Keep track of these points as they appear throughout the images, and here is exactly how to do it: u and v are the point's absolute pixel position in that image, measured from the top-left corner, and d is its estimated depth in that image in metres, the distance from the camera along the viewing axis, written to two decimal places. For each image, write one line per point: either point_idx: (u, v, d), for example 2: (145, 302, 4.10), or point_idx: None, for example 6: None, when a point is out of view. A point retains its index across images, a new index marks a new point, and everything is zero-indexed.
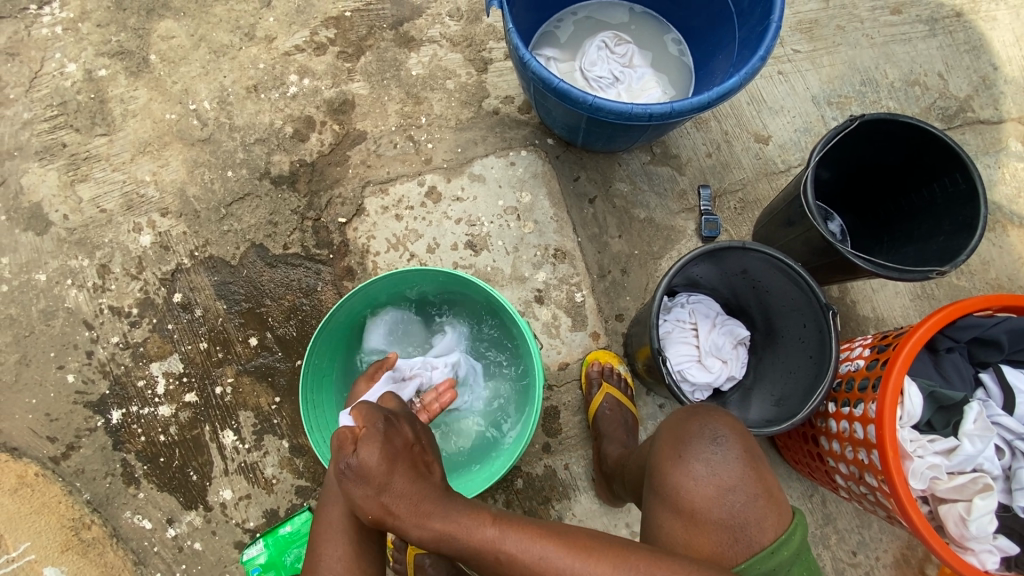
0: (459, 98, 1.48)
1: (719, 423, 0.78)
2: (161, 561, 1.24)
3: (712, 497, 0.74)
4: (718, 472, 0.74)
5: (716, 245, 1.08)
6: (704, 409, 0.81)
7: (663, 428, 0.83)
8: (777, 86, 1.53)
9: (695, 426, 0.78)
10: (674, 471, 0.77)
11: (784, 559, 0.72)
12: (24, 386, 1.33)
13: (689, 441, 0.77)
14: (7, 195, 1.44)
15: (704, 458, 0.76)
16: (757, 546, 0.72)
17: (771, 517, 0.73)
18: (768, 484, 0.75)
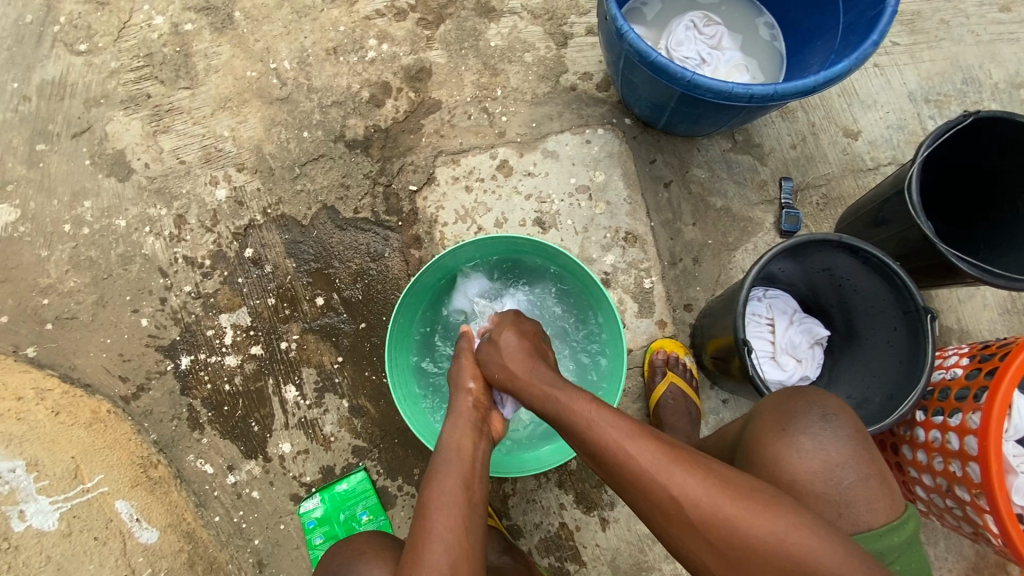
0: (537, 72, 1.45)
1: (827, 403, 0.78)
2: (220, 506, 1.27)
3: (818, 472, 0.73)
4: (827, 449, 0.74)
5: (809, 237, 1.03)
6: (809, 388, 0.80)
7: (759, 407, 0.82)
8: (872, 79, 1.45)
9: (801, 404, 0.78)
10: (776, 442, 0.76)
11: (893, 544, 0.71)
12: (99, 326, 1.37)
13: (795, 417, 0.77)
14: (91, 140, 1.47)
15: (811, 433, 0.75)
16: (866, 524, 0.71)
17: (880, 501, 0.72)
18: (878, 466, 0.74)
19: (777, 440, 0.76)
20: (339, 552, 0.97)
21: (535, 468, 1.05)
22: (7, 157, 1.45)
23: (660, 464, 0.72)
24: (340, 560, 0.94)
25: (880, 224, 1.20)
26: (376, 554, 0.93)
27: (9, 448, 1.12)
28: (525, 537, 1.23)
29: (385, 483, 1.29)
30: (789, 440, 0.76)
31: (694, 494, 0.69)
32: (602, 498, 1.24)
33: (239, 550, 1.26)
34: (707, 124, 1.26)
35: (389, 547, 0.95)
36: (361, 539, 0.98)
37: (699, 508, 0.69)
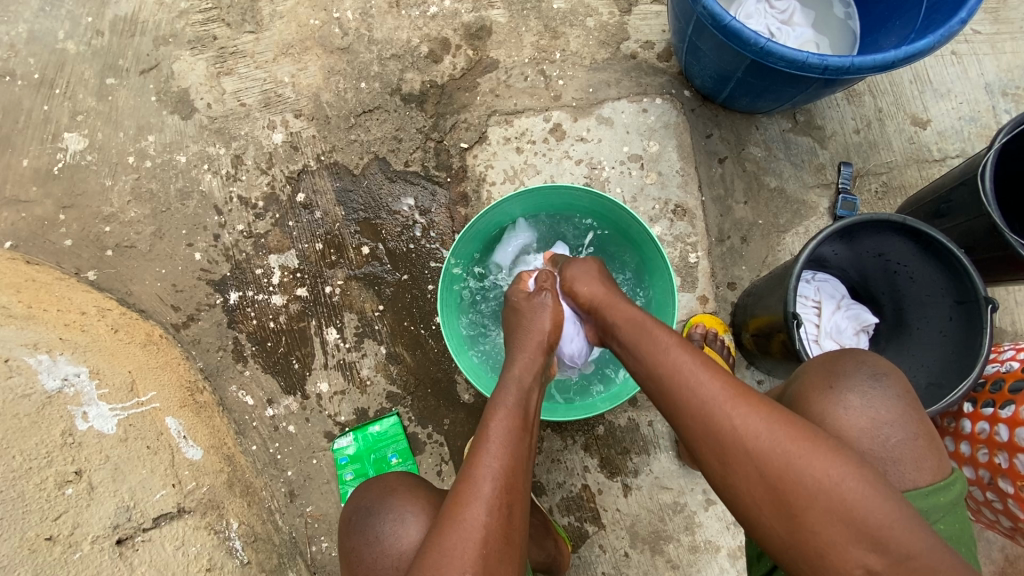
0: (598, 38, 1.43)
1: (872, 362, 0.78)
2: (258, 436, 1.32)
3: (864, 429, 0.73)
4: (875, 406, 0.73)
5: (871, 216, 1.01)
6: (851, 349, 0.80)
7: (804, 366, 0.82)
8: (948, 67, 1.39)
9: (848, 363, 0.77)
10: (824, 398, 0.75)
11: (940, 503, 0.70)
12: (155, 256, 1.41)
13: (842, 375, 0.76)
14: (158, 78, 1.47)
15: (860, 390, 0.74)
16: (912, 483, 0.70)
17: (927, 461, 0.71)
18: (926, 428, 0.73)
19: (824, 397, 0.75)
20: (371, 487, 0.98)
21: (576, 416, 1.05)
22: (78, 89, 1.47)
23: (727, 402, 0.71)
24: (372, 497, 0.96)
25: (939, 217, 1.16)
26: (409, 491, 0.95)
27: (73, 353, 1.04)
28: (547, 495, 1.25)
29: (415, 429, 1.33)
30: (836, 398, 0.75)
31: (766, 436, 0.68)
32: (626, 465, 1.25)
33: (273, 479, 1.31)
34: (771, 99, 1.23)
35: (419, 486, 0.98)
36: (392, 478, 1.00)
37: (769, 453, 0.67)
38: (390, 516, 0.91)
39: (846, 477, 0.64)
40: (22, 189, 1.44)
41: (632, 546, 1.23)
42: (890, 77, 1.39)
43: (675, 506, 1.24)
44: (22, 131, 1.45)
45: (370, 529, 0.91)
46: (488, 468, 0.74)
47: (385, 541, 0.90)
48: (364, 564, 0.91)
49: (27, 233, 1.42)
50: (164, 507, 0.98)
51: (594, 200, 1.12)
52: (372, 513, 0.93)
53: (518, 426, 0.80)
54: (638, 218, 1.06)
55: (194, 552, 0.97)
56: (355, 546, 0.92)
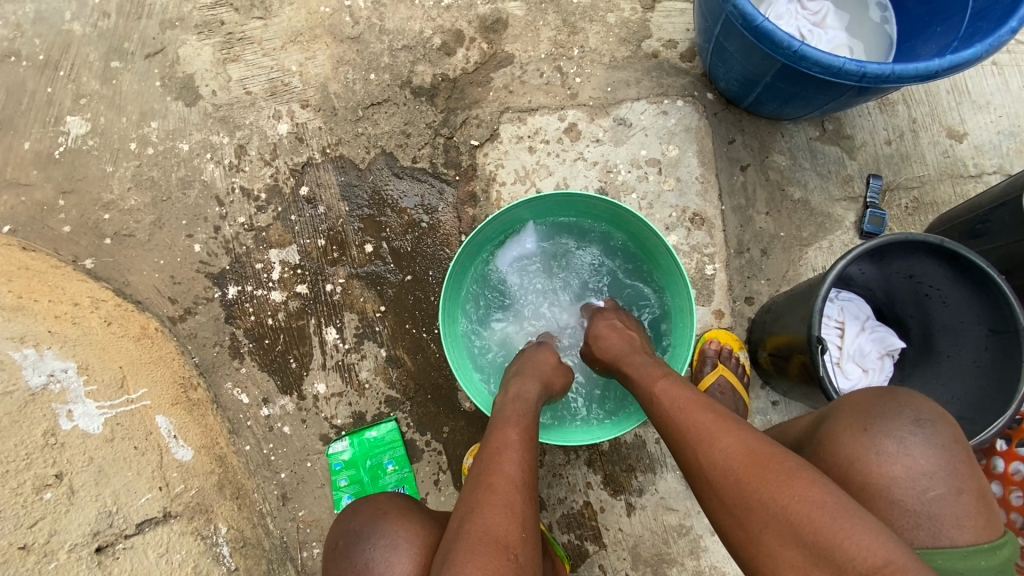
0: (618, 35, 1.36)
1: (917, 405, 0.71)
2: (252, 436, 1.29)
3: (897, 477, 0.66)
4: (913, 454, 0.67)
5: (904, 236, 0.94)
6: (895, 388, 0.73)
7: (841, 401, 0.76)
8: (988, 77, 1.32)
9: (890, 404, 0.71)
10: (853, 440, 0.70)
11: (982, 569, 0.62)
12: (154, 247, 1.37)
13: (880, 417, 0.70)
14: (163, 62, 1.43)
15: (897, 436, 0.68)
16: (946, 540, 0.62)
17: (971, 520, 0.64)
18: (974, 483, 0.66)
19: (854, 438, 0.70)
20: (360, 509, 0.93)
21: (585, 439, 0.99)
22: (82, 72, 1.43)
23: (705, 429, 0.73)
24: (361, 520, 0.91)
25: (975, 238, 1.10)
26: (401, 516, 0.91)
27: (61, 348, 1.00)
28: (547, 510, 1.20)
29: (413, 436, 1.29)
30: (870, 441, 0.69)
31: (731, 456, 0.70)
32: (630, 484, 1.20)
33: (265, 480, 1.27)
34: (800, 105, 1.16)
35: (410, 509, 0.94)
36: (383, 500, 0.95)
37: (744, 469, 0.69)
38: (381, 543, 0.86)
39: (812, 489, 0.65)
40: (21, 172, 1.40)
41: (633, 568, 1.19)
42: (926, 86, 1.31)
43: (680, 529, 1.19)
44: (24, 113, 1.42)
45: (359, 556, 0.86)
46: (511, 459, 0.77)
47: (375, 570, 0.84)
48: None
49: (26, 218, 1.39)
50: (148, 511, 0.94)
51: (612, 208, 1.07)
52: (360, 537, 0.88)
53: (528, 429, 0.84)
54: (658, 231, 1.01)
55: (178, 560, 0.93)
56: (342, 572, 0.87)
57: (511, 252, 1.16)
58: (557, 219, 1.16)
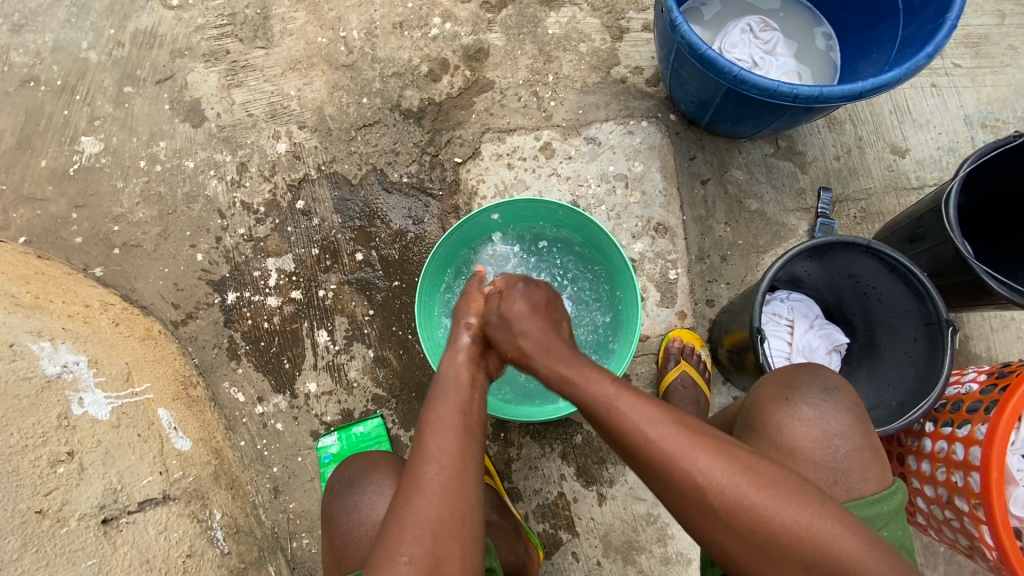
0: (590, 62, 1.49)
1: (828, 376, 0.82)
2: (247, 432, 1.37)
3: (816, 439, 0.77)
4: (827, 418, 0.78)
5: (837, 238, 1.05)
6: (810, 363, 0.85)
7: (766, 378, 0.87)
8: (928, 99, 1.44)
9: (806, 376, 0.82)
10: (779, 410, 0.80)
11: (881, 513, 0.74)
12: (160, 256, 1.48)
13: (799, 387, 0.81)
14: (173, 88, 1.55)
15: (813, 403, 0.79)
16: (857, 492, 0.75)
17: (871, 472, 0.76)
18: (873, 440, 0.78)
19: (780, 407, 0.80)
20: (355, 461, 1.04)
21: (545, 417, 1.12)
22: (97, 96, 1.55)
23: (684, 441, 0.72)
24: (355, 469, 1.01)
25: (911, 243, 1.20)
26: (390, 467, 1.02)
27: (74, 342, 1.10)
28: (523, 500, 1.28)
29: (398, 432, 1.37)
30: (792, 409, 0.80)
31: (721, 477, 0.70)
32: (601, 475, 1.28)
33: (258, 474, 1.35)
34: (751, 124, 1.28)
35: (399, 464, 1.05)
36: (375, 454, 1.06)
37: (726, 492, 0.69)
38: (370, 488, 0.98)
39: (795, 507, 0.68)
40: (38, 188, 1.51)
41: (604, 556, 1.26)
42: (871, 107, 1.44)
43: (648, 517, 1.26)
44: (42, 133, 1.54)
45: (350, 498, 0.97)
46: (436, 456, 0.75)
47: (364, 510, 0.96)
48: (340, 530, 0.96)
49: (40, 229, 1.49)
50: (150, 492, 1.02)
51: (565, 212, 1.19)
52: (353, 483, 0.99)
53: (468, 417, 0.81)
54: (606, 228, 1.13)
55: (176, 537, 1.01)
56: (333, 512, 0.98)
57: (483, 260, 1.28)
58: (523, 229, 1.28)
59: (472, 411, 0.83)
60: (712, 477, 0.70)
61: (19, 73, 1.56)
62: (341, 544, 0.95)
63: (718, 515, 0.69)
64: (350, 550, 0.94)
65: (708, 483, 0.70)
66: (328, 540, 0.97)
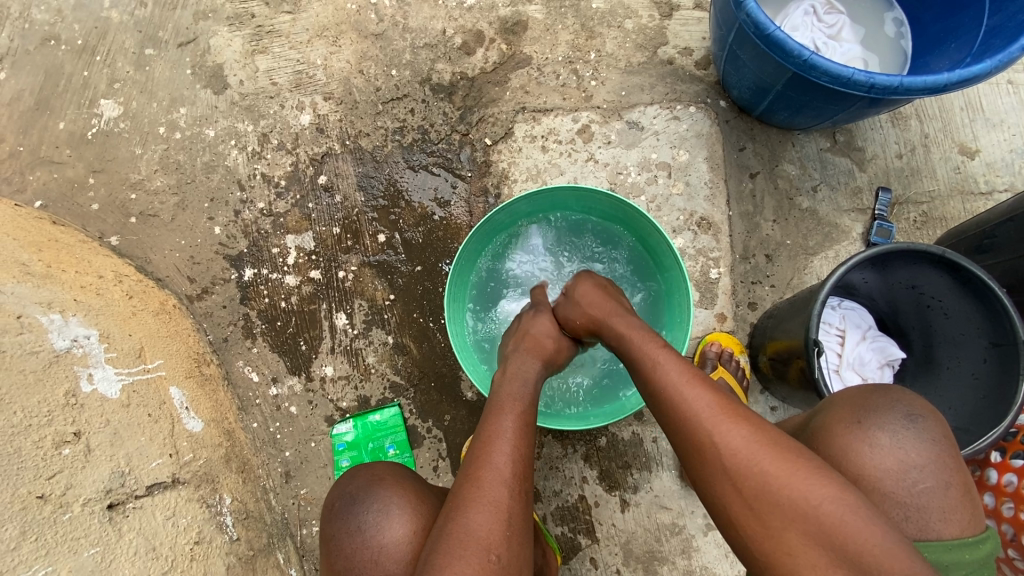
0: (635, 41, 1.39)
1: (909, 401, 0.75)
2: (260, 414, 1.33)
3: (889, 470, 0.70)
4: (905, 447, 0.71)
5: (908, 246, 0.95)
6: (887, 386, 0.77)
7: (837, 396, 0.79)
8: (1004, 96, 1.32)
9: (883, 400, 0.75)
10: (848, 434, 0.73)
11: (963, 560, 0.66)
12: (177, 227, 1.43)
13: (873, 411, 0.74)
14: (195, 52, 1.49)
15: (889, 430, 0.72)
16: (935, 533, 0.67)
17: (956, 514, 0.68)
18: (959, 477, 0.70)
19: (850, 432, 0.73)
20: (359, 474, 0.96)
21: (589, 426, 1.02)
22: (118, 58, 1.49)
23: (716, 416, 0.72)
24: (359, 484, 0.94)
25: (981, 253, 1.10)
26: (396, 483, 0.94)
27: (85, 315, 1.05)
28: (542, 502, 1.22)
29: (415, 422, 1.32)
30: (864, 435, 0.73)
31: (745, 452, 0.69)
32: (626, 481, 1.22)
33: (270, 458, 1.31)
34: (811, 114, 1.18)
35: (405, 478, 0.97)
36: (379, 466, 0.98)
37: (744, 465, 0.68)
38: (374, 507, 0.90)
39: (823, 496, 0.64)
40: (56, 151, 1.47)
41: (624, 564, 1.20)
42: (940, 102, 1.32)
43: (673, 528, 1.20)
44: (61, 94, 1.48)
45: (353, 518, 0.89)
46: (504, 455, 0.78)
47: (368, 532, 0.88)
48: (344, 552, 0.89)
49: (57, 194, 1.45)
50: (159, 475, 0.97)
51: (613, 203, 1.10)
52: (355, 501, 0.92)
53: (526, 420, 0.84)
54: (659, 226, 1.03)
55: (184, 524, 0.97)
56: (335, 532, 0.91)
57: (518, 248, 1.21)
58: (562, 214, 1.20)
59: (529, 412, 0.86)
60: (737, 453, 0.69)
61: (38, 30, 1.50)
62: (344, 568, 0.89)
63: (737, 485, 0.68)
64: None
65: (732, 454, 0.69)
66: (331, 560, 0.91)
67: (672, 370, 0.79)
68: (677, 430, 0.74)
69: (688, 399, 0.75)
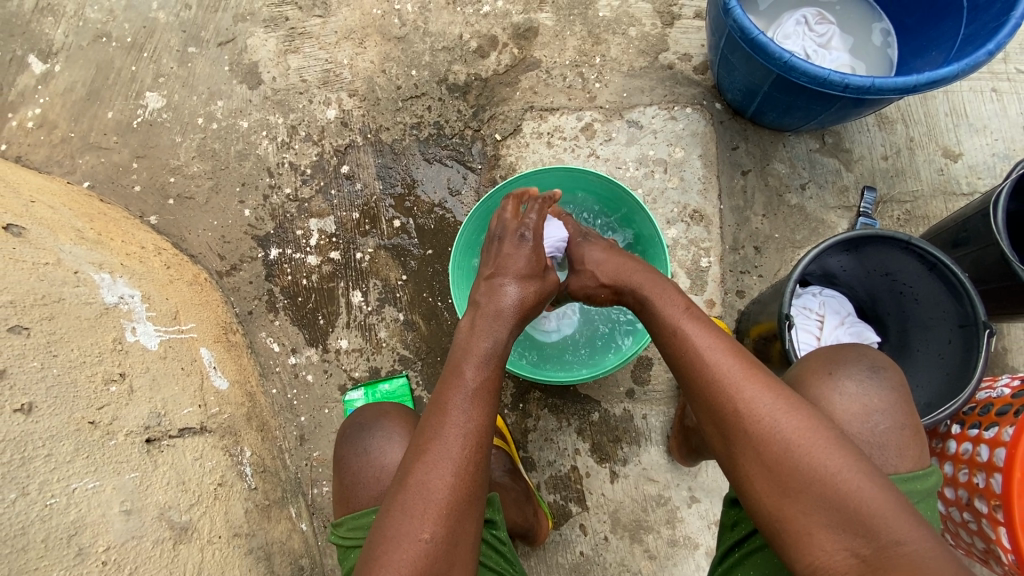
0: (638, 47, 1.50)
1: (875, 356, 0.86)
2: (279, 380, 1.43)
3: (855, 413, 0.80)
4: (869, 394, 0.81)
5: (877, 232, 1.03)
6: (854, 345, 0.88)
7: (809, 355, 0.90)
8: (986, 104, 1.39)
9: (851, 355, 0.86)
10: (821, 382, 0.83)
11: (915, 490, 0.76)
12: (211, 209, 1.55)
13: (842, 364, 0.85)
14: (233, 50, 1.63)
15: (856, 379, 0.82)
16: (893, 467, 0.77)
17: (910, 450, 0.79)
18: (914, 422, 0.81)
19: (822, 380, 0.83)
20: (367, 408, 1.07)
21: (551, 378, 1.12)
22: (163, 55, 1.64)
23: (743, 381, 0.76)
24: (367, 414, 1.05)
25: (956, 247, 1.17)
26: (399, 415, 1.05)
27: (130, 278, 1.17)
28: (537, 470, 1.30)
29: (421, 393, 1.42)
30: (833, 383, 0.83)
31: (775, 420, 0.72)
32: (616, 453, 1.29)
33: (287, 421, 1.41)
34: (798, 115, 1.27)
35: (409, 413, 1.08)
36: (387, 403, 1.09)
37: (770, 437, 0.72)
38: (379, 434, 1.01)
39: (842, 464, 0.69)
40: (104, 138, 1.61)
41: (613, 531, 1.27)
42: (925, 108, 1.40)
43: (659, 499, 1.27)
44: (111, 87, 1.63)
45: (360, 440, 1.01)
46: (459, 429, 0.78)
47: (373, 454, 0.99)
48: (350, 471, 1.00)
49: (104, 176, 1.59)
50: (189, 421, 1.08)
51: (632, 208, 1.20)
52: (364, 427, 1.03)
53: (481, 396, 0.81)
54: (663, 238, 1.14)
55: (210, 466, 1.07)
56: (343, 454, 1.02)
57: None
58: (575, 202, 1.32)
59: (487, 383, 0.83)
60: (769, 421, 0.73)
61: (92, 28, 1.65)
62: (350, 484, 0.99)
63: (759, 454, 0.72)
64: (360, 489, 0.98)
65: (756, 426, 0.73)
66: (339, 479, 1.02)
67: (697, 335, 0.82)
68: (702, 392, 0.78)
69: (711, 364, 0.78)
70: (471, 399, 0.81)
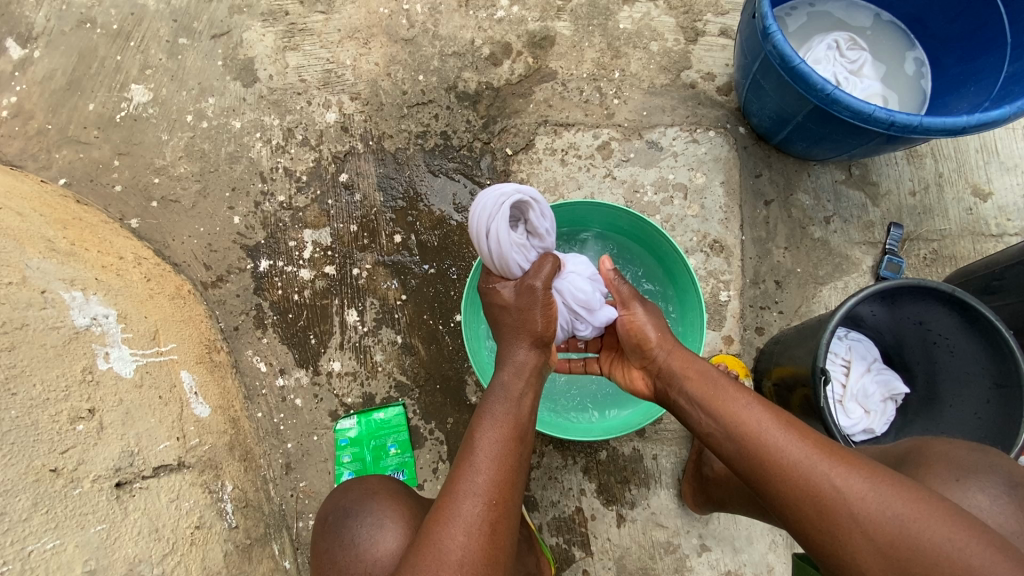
0: (659, 63, 1.42)
1: (1007, 465, 0.74)
2: (265, 404, 1.34)
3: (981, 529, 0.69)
4: (1002, 512, 0.69)
5: (917, 282, 0.97)
6: (985, 448, 0.75)
7: (932, 448, 0.77)
8: (1019, 141, 1.34)
9: (985, 463, 0.73)
10: (947, 489, 0.71)
11: None
12: (197, 214, 1.45)
13: (973, 472, 0.72)
14: (228, 44, 1.52)
15: (988, 492, 0.70)
16: None
17: None
18: None
19: (948, 487, 0.71)
20: (351, 488, 0.99)
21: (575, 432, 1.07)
22: (151, 45, 1.52)
23: (818, 457, 0.70)
24: (353, 497, 0.97)
25: (989, 295, 1.12)
26: (388, 497, 0.96)
27: (105, 295, 1.06)
28: (539, 511, 1.23)
29: (418, 423, 1.33)
30: (963, 492, 0.71)
31: (873, 497, 0.64)
32: (624, 495, 1.22)
33: (272, 448, 1.32)
34: (829, 147, 1.20)
35: (399, 493, 0.99)
36: (374, 481, 1.01)
37: (877, 519, 0.63)
38: (368, 520, 0.92)
39: (970, 539, 0.59)
40: (83, 131, 1.49)
41: None
42: (956, 142, 1.34)
43: (668, 546, 1.21)
44: (93, 76, 1.51)
45: (346, 531, 0.92)
46: (470, 486, 0.75)
47: (361, 546, 0.90)
48: (339, 566, 0.91)
49: (81, 173, 1.47)
50: (165, 458, 0.99)
51: (691, 297, 1.13)
52: (349, 514, 0.94)
53: (506, 437, 0.81)
54: (703, 339, 1.09)
55: (187, 507, 0.98)
56: (331, 545, 0.93)
57: (568, 251, 1.28)
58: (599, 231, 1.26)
59: (513, 431, 0.83)
60: (864, 499, 0.65)
61: (75, 12, 1.53)
62: None
63: (867, 539, 0.63)
64: None
65: (859, 503, 0.64)
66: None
67: (755, 412, 0.78)
68: (780, 473, 0.71)
69: (785, 443, 0.72)
70: (480, 458, 0.78)
